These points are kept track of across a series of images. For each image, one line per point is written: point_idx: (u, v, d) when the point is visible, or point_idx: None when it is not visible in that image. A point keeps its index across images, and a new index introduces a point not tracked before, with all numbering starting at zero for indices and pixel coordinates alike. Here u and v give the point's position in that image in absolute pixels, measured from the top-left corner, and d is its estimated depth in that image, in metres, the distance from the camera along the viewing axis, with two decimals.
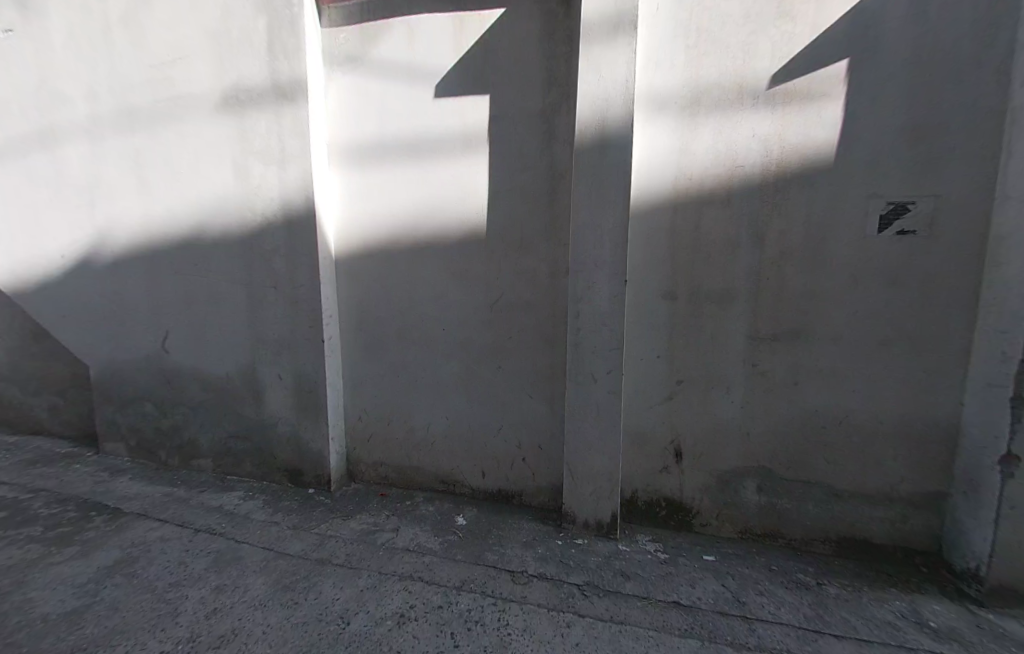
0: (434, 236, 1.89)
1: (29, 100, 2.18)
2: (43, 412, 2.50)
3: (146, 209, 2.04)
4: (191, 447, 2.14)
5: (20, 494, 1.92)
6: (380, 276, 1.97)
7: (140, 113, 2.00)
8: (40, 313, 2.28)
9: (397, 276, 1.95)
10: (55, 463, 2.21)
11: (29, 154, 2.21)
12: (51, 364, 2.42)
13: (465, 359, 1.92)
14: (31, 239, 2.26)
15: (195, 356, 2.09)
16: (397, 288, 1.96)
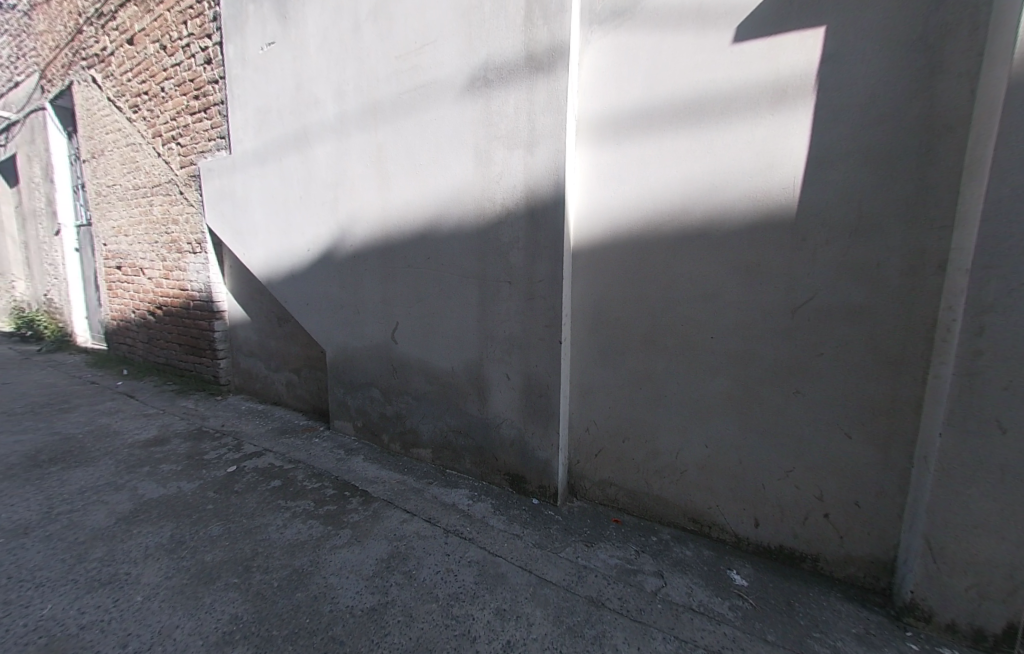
0: (711, 222, 1.48)
1: (284, 105, 2.34)
2: (282, 385, 2.88)
3: (385, 203, 2.09)
4: (413, 436, 2.22)
5: (283, 462, 2.16)
6: (627, 272, 1.66)
7: (384, 107, 2.01)
8: (287, 300, 2.54)
9: (650, 272, 1.61)
10: (297, 435, 2.48)
11: (281, 157, 2.40)
12: (293, 345, 2.76)
13: (740, 378, 1.49)
14: (281, 235, 2.49)
15: (421, 348, 2.12)
16: (646, 286, 1.63)
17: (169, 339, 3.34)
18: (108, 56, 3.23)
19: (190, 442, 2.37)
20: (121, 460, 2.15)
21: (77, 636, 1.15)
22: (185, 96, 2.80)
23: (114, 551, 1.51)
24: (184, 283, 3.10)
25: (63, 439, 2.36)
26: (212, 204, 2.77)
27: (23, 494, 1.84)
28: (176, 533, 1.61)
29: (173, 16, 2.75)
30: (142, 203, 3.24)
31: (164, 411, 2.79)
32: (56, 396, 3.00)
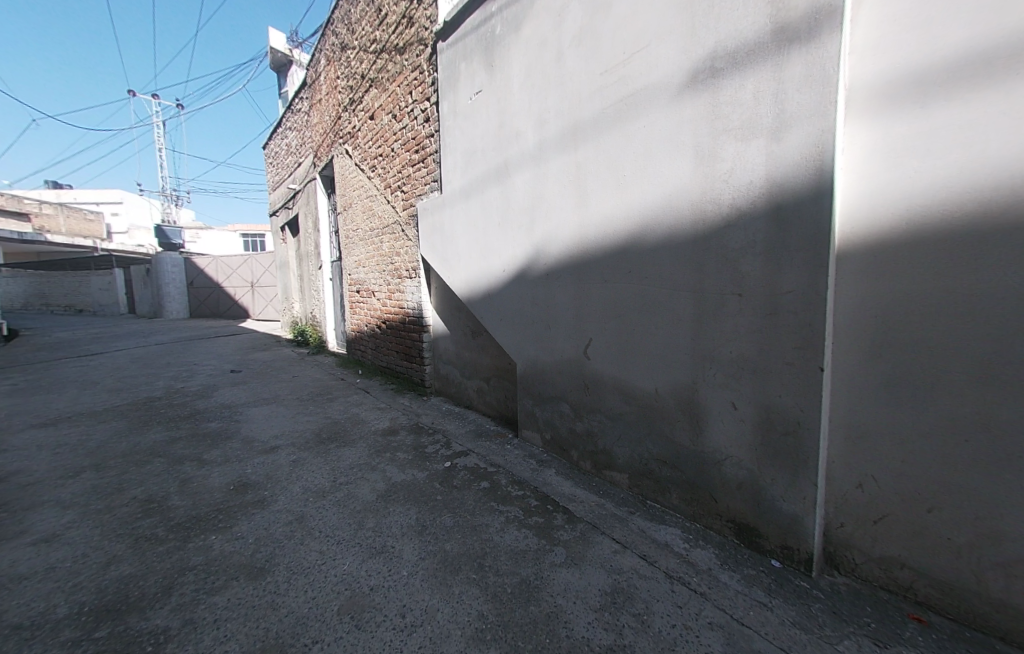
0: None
1: (488, 144, 2.64)
2: (473, 392, 3.24)
3: (583, 219, 2.10)
4: (606, 457, 2.16)
5: (487, 467, 2.38)
6: (938, 277, 1.20)
7: (586, 126, 2.03)
8: (483, 316, 2.82)
9: (989, 274, 1.12)
10: (492, 441, 2.73)
11: (484, 189, 2.70)
12: (485, 357, 3.07)
13: None
14: (480, 258, 2.79)
15: (618, 366, 2.03)
16: (977, 297, 1.14)
17: (389, 348, 4.18)
18: (356, 132, 4.27)
19: (412, 435, 2.85)
20: (369, 444, 2.73)
21: (369, 596, 1.42)
22: (408, 151, 3.46)
23: (381, 524, 1.87)
24: (402, 303, 3.82)
25: (333, 422, 3.15)
26: (426, 237, 3.33)
27: (318, 463, 2.48)
28: (419, 517, 1.90)
29: (402, 89, 3.43)
30: (375, 241, 4.16)
31: (390, 406, 3.47)
32: (323, 388, 4.09)
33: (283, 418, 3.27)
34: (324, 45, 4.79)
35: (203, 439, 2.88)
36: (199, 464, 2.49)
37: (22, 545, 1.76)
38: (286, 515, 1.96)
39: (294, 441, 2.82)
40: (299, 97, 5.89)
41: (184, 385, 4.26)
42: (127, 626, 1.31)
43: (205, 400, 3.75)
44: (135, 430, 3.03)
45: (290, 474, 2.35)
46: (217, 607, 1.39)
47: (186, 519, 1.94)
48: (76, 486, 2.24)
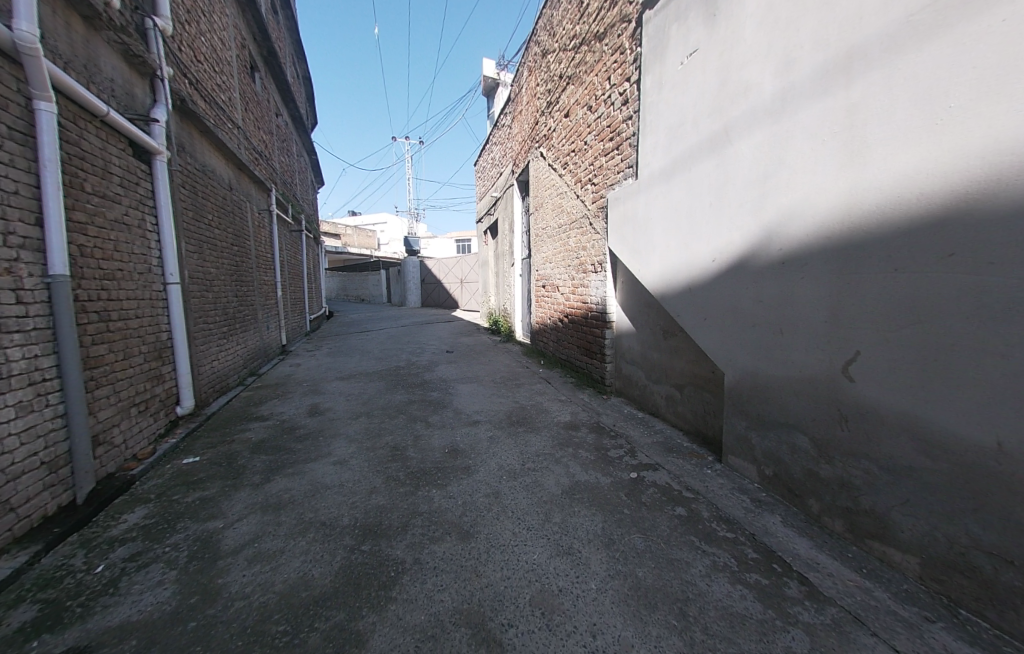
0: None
1: (703, 111, 2.23)
2: (661, 398, 2.89)
3: (855, 185, 1.49)
4: (879, 524, 1.50)
5: (682, 490, 2.05)
6: None
7: (871, 50, 1.41)
8: (679, 315, 2.44)
9: None
10: (687, 459, 2.35)
11: (692, 165, 2.30)
12: (679, 361, 2.68)
13: None
14: (681, 247, 2.41)
15: (909, 397, 1.37)
16: None
17: (571, 341, 4.22)
18: (552, 132, 4.44)
19: (594, 434, 2.76)
20: (553, 435, 2.80)
21: (559, 598, 1.41)
22: (603, 141, 3.33)
23: (567, 523, 1.84)
24: (586, 297, 3.77)
25: (520, 407, 3.40)
26: (615, 228, 3.14)
27: (509, 444, 2.71)
28: (606, 527, 1.78)
29: (600, 77, 3.33)
30: (563, 237, 4.25)
31: (570, 399, 3.50)
32: (512, 374, 4.50)
33: (481, 396, 3.75)
34: (527, 58, 5.17)
35: (427, 405, 3.61)
36: (424, 425, 3.12)
37: (331, 462, 2.59)
38: (485, 487, 2.20)
39: (490, 419, 3.18)
40: (503, 112, 6.62)
41: (416, 360, 5.50)
42: (380, 548, 1.75)
43: (429, 373, 4.73)
44: (388, 390, 4.08)
45: (487, 449, 2.65)
46: (436, 556, 1.66)
47: (417, 470, 2.43)
48: (357, 426, 3.17)
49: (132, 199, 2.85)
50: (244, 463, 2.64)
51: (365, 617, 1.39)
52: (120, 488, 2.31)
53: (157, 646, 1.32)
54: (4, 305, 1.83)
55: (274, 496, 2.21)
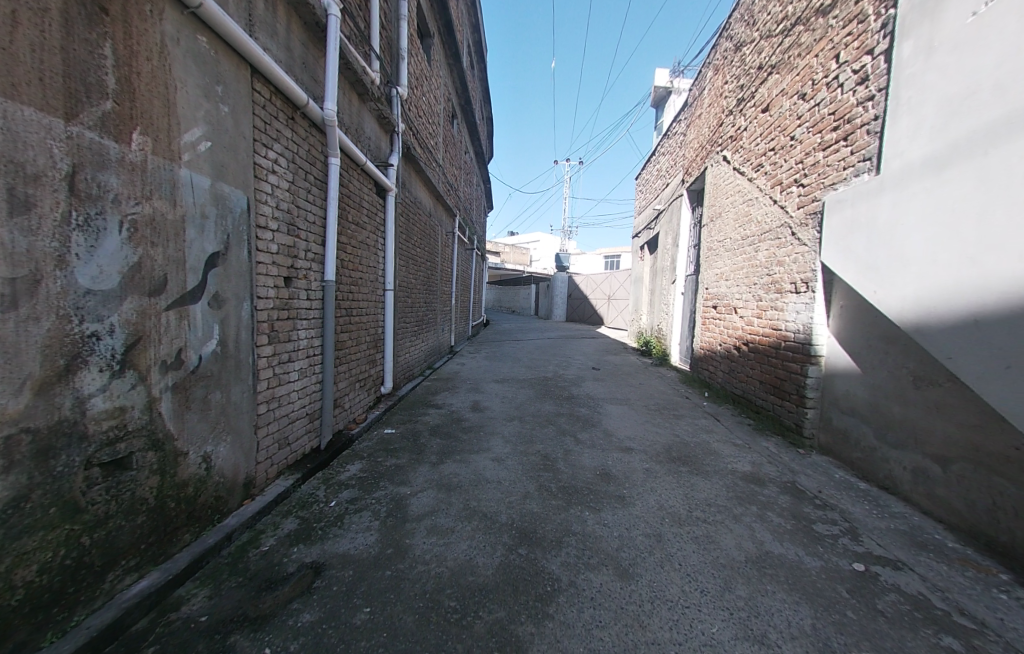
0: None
1: (1015, 71, 1.55)
2: (904, 470, 2.10)
3: None
4: None
5: (951, 613, 1.40)
6: None
7: None
8: (953, 359, 1.72)
9: None
10: (956, 568, 1.61)
11: (993, 148, 1.61)
12: (942, 422, 1.90)
13: None
14: (962, 264, 1.71)
15: None
16: None
17: (750, 374, 3.54)
18: (741, 133, 3.90)
19: (787, 497, 2.20)
20: (728, 484, 2.35)
21: None
22: (821, 132, 2.72)
23: (755, 601, 1.49)
24: (779, 323, 3.11)
25: (681, 442, 3.01)
26: (835, 238, 2.49)
27: (670, 483, 2.41)
28: (817, 628, 1.35)
29: (822, 57, 2.73)
30: (749, 251, 3.63)
31: (749, 445, 2.90)
32: (668, 402, 4.06)
33: (635, 422, 3.49)
34: (713, 57, 4.72)
35: (577, 420, 3.56)
36: (575, 441, 3.07)
37: (491, 458, 2.80)
38: (645, 526, 1.99)
39: (646, 449, 2.91)
40: (676, 121, 6.22)
41: (564, 373, 5.56)
42: (537, 557, 1.76)
43: (577, 388, 4.70)
44: (539, 399, 4.22)
45: (645, 483, 2.41)
46: (593, 587, 1.57)
47: (570, 486, 2.40)
48: (512, 429, 3.36)
49: (373, 225, 3.76)
50: (424, 442, 3.11)
51: (524, 624, 1.40)
52: (345, 443, 3.01)
53: (365, 581, 1.62)
54: (301, 300, 2.63)
55: (446, 478, 2.51)
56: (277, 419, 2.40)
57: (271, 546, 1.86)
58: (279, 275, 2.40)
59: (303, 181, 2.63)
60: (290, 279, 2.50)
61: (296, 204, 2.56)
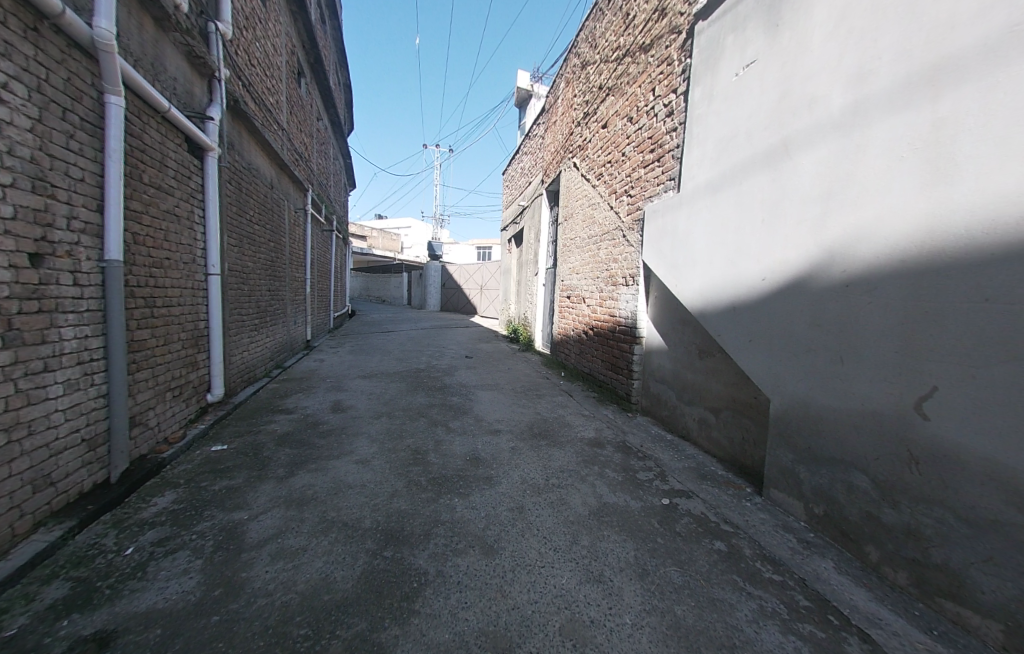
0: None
1: (758, 124, 2.14)
2: (692, 420, 2.77)
3: (939, 205, 1.34)
4: (952, 581, 1.33)
5: (719, 522, 1.93)
6: None
7: (965, 60, 1.28)
8: (721, 334, 2.31)
9: None
10: (722, 489, 2.22)
11: (745, 180, 2.20)
12: (714, 382, 2.57)
13: None
14: (726, 264, 2.31)
15: (1000, 443, 1.20)
16: None
17: (594, 354, 4.13)
18: (587, 143, 4.44)
19: (620, 454, 2.65)
20: (577, 451, 2.70)
21: (590, 631, 1.32)
22: (642, 152, 3.29)
23: (596, 546, 1.75)
24: (614, 311, 3.69)
25: (542, 419, 3.33)
26: (652, 240, 3.05)
27: (532, 457, 2.63)
28: (638, 556, 1.68)
29: (643, 89, 3.29)
30: (593, 248, 4.19)
31: (594, 414, 3.40)
32: (532, 383, 4.43)
33: (503, 405, 3.69)
34: (564, 70, 5.22)
35: (448, 410, 3.56)
36: (445, 430, 3.07)
37: (353, 461, 2.57)
38: (508, 501, 2.12)
39: (512, 429, 3.11)
40: (536, 123, 6.70)
41: (436, 363, 5.48)
42: (403, 556, 1.69)
43: (449, 377, 4.71)
44: (409, 392, 4.06)
45: (510, 461, 2.58)
46: (460, 571, 1.60)
47: (439, 476, 2.39)
48: (378, 426, 3.15)
49: (184, 191, 2.94)
50: (269, 455, 2.64)
51: (387, 629, 1.33)
52: (152, 470, 2.33)
53: (180, 637, 1.28)
54: (64, 284, 1.88)
55: (297, 492, 2.19)
56: (26, 452, 1.68)
57: (19, 628, 1.30)
58: (17, 248, 1.65)
59: (58, 120, 1.85)
60: (39, 255, 1.75)
61: (47, 150, 1.79)
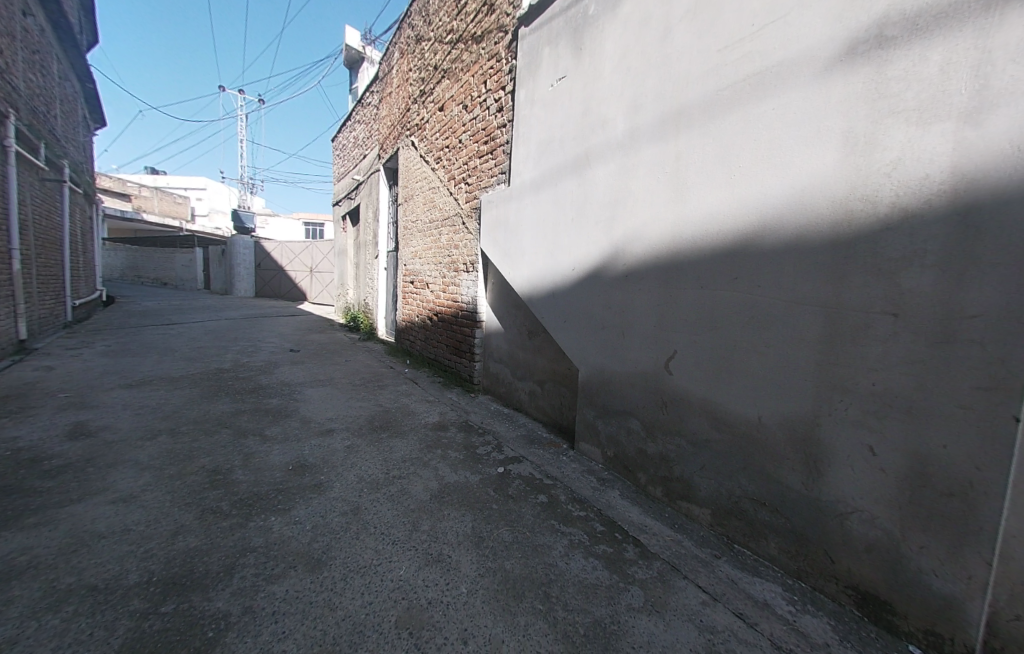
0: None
1: (568, 133, 2.46)
2: (524, 394, 3.10)
3: (678, 217, 1.82)
4: (685, 487, 1.88)
5: (544, 478, 2.22)
6: None
7: (693, 112, 1.76)
8: (544, 317, 2.63)
9: None
10: (546, 450, 2.56)
11: (560, 181, 2.51)
12: (540, 358, 2.92)
13: None
14: (547, 254, 2.61)
15: (707, 386, 1.74)
16: None
17: (439, 340, 4.14)
18: (425, 124, 4.29)
19: (462, 433, 2.75)
20: (420, 438, 2.67)
21: (428, 612, 1.33)
22: (477, 142, 3.38)
23: (436, 528, 1.77)
24: (456, 296, 3.75)
25: (383, 411, 3.14)
26: (488, 229, 3.21)
27: (371, 452, 2.46)
28: (475, 526, 1.78)
29: (476, 79, 3.36)
30: (434, 232, 4.13)
31: (438, 399, 3.42)
32: (374, 374, 4.13)
33: (337, 401, 3.32)
34: (399, 39, 4.87)
35: (265, 414, 2.98)
36: (260, 439, 2.56)
37: (106, 501, 1.86)
38: (342, 504, 1.93)
39: (348, 426, 2.83)
40: (369, 91, 6.09)
41: (248, 360, 4.50)
42: (191, 604, 1.32)
43: (267, 376, 3.93)
44: (206, 399, 3.20)
45: (345, 461, 2.34)
46: (276, 598, 1.36)
47: (248, 495, 1.97)
48: (154, 448, 2.37)
49: None
50: None
51: None
52: None
53: None
54: None
55: None
56: None
57: None
58: None
59: None
60: None
61: None
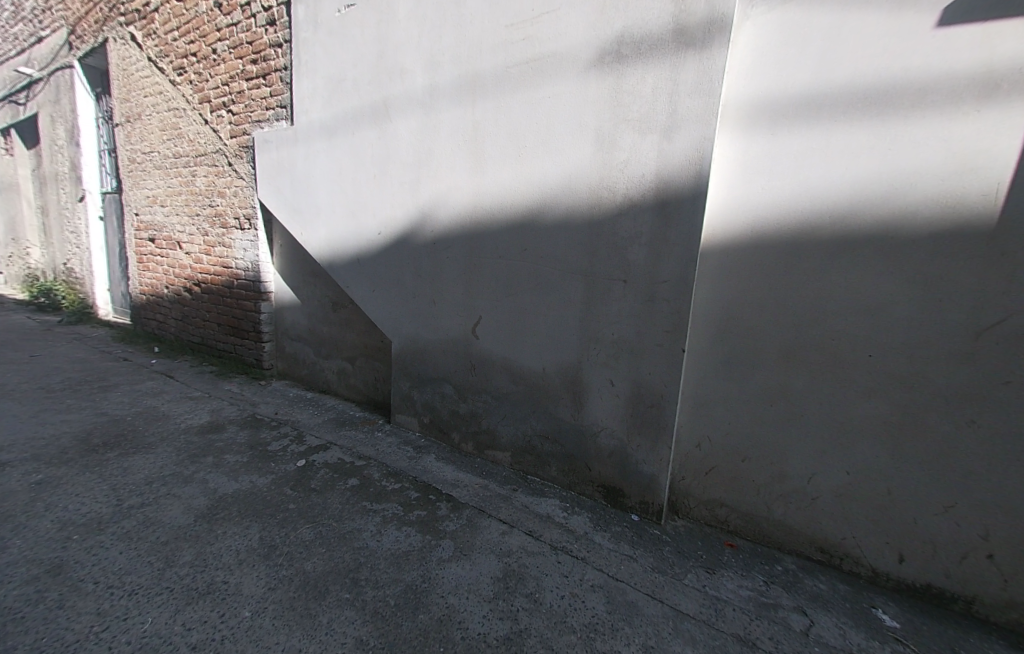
0: (894, 223, 1.25)
1: (363, 75, 2.15)
2: (332, 373, 2.76)
3: (478, 187, 1.88)
4: (491, 438, 2.08)
5: (355, 460, 2.06)
6: (763, 301, 1.49)
7: (486, 82, 1.79)
8: (349, 286, 2.35)
9: (797, 291, 1.42)
10: (358, 429, 2.38)
11: (357, 130, 2.20)
12: (348, 332, 2.63)
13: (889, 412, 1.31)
14: (347, 214, 2.30)
15: (507, 346, 1.93)
16: (778, 315, 1.46)
17: (206, 318, 3.18)
18: (150, 11, 2.99)
19: (247, 431, 2.24)
20: (180, 447, 2.03)
21: None
22: (241, 58, 2.59)
23: (204, 555, 1.39)
24: (228, 260, 2.92)
25: (111, 421, 2.22)
26: (267, 176, 2.57)
27: (85, 483, 1.71)
28: (264, 536, 1.49)
29: None
30: (184, 172, 3.03)
31: (211, 393, 2.67)
32: (91, 372, 2.86)
33: (10, 419, 2.14)
34: None
35: None
36: None
37: None
38: (25, 567, 1.26)
39: (36, 453, 1.87)
40: None
41: None
42: None
43: None
44: None
45: (29, 505, 1.54)
46: None
47: None
48: None
49: None
50: None
51: None
52: None
53: None
54: None
55: None
56: None
57: None
58: None
59: None
60: None
61: None
